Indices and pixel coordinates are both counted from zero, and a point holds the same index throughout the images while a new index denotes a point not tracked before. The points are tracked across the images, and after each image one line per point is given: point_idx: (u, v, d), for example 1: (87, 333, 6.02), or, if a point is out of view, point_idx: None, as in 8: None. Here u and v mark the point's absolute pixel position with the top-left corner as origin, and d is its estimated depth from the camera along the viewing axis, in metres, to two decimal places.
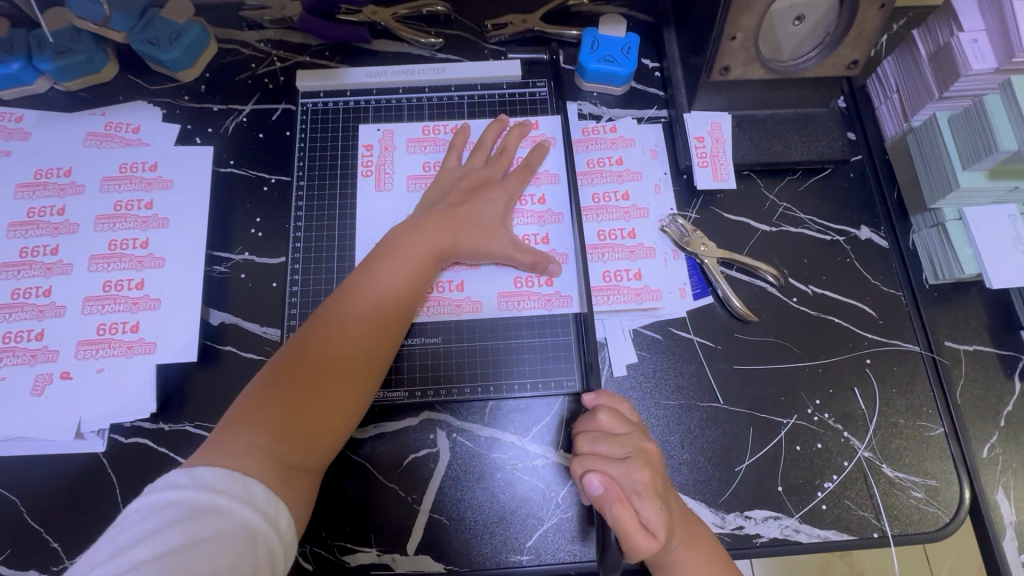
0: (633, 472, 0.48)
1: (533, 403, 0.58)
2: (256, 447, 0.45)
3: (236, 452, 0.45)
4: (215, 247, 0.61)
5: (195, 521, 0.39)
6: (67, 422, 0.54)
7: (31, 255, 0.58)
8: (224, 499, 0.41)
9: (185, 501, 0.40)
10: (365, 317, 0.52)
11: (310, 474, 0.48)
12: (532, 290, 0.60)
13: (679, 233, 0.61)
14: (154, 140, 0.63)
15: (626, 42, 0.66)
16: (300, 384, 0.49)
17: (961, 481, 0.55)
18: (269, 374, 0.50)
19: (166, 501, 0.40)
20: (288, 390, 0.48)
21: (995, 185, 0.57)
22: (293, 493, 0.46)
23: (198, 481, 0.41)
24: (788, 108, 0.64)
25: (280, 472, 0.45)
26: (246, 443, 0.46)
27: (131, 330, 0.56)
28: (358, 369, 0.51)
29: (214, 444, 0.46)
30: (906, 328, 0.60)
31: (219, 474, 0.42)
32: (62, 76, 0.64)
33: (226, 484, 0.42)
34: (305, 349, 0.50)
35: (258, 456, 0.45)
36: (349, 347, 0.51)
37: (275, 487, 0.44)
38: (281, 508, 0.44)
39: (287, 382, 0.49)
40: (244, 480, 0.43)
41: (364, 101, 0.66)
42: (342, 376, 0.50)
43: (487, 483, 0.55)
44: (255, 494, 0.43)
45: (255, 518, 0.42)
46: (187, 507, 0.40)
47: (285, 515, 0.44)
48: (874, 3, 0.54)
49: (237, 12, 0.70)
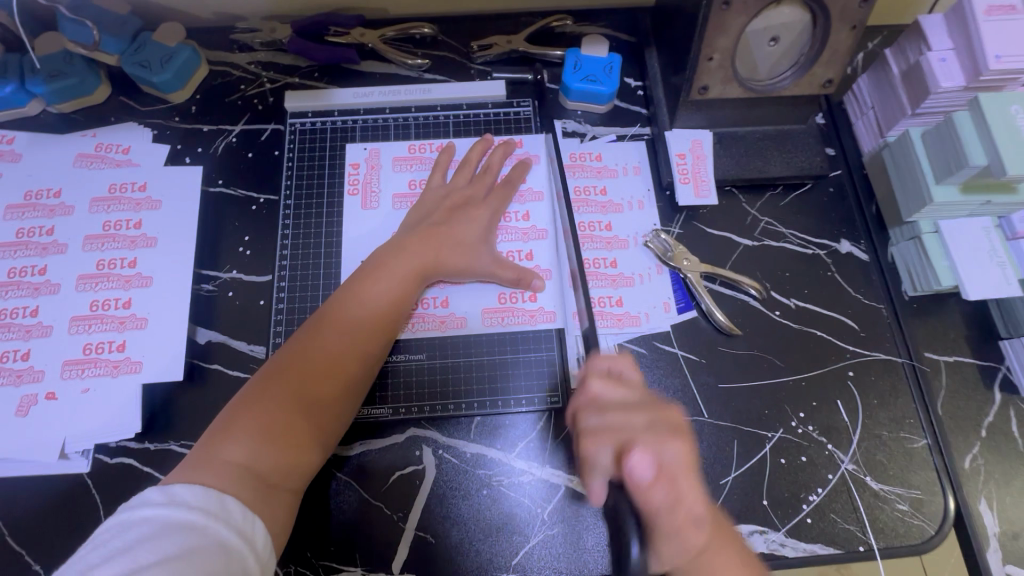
0: (667, 445, 0.41)
1: (518, 418, 0.58)
2: (234, 464, 0.46)
3: (213, 469, 0.45)
4: (203, 266, 0.62)
5: (169, 538, 0.39)
6: (51, 443, 0.53)
7: (20, 276, 0.58)
8: (198, 515, 0.41)
9: (158, 518, 0.40)
10: (348, 335, 0.53)
11: (289, 493, 0.48)
12: (517, 305, 0.61)
13: (662, 248, 0.63)
14: (144, 161, 0.64)
15: (607, 62, 0.67)
16: (282, 400, 0.49)
17: (945, 492, 0.56)
18: (250, 391, 0.50)
19: (141, 518, 0.40)
20: (269, 408, 0.49)
21: (968, 200, 0.58)
22: (270, 511, 0.46)
23: (173, 498, 0.42)
24: (767, 125, 0.66)
25: (258, 491, 0.45)
26: (224, 461, 0.46)
27: (117, 349, 0.57)
28: (340, 385, 0.52)
29: (192, 461, 0.46)
30: (887, 340, 0.61)
31: (194, 491, 0.42)
32: (54, 99, 0.65)
33: (201, 501, 0.42)
34: (286, 366, 0.51)
35: (236, 474, 0.45)
36: (331, 365, 0.51)
37: (253, 505, 0.44)
38: (257, 524, 0.44)
39: (268, 398, 0.49)
40: (219, 497, 0.43)
41: (351, 121, 0.67)
42: (323, 394, 0.51)
43: (473, 499, 0.55)
44: (230, 510, 0.43)
45: (230, 535, 0.41)
46: (161, 524, 0.40)
47: (261, 532, 0.44)
48: (846, 25, 0.55)
49: (228, 36, 0.71)
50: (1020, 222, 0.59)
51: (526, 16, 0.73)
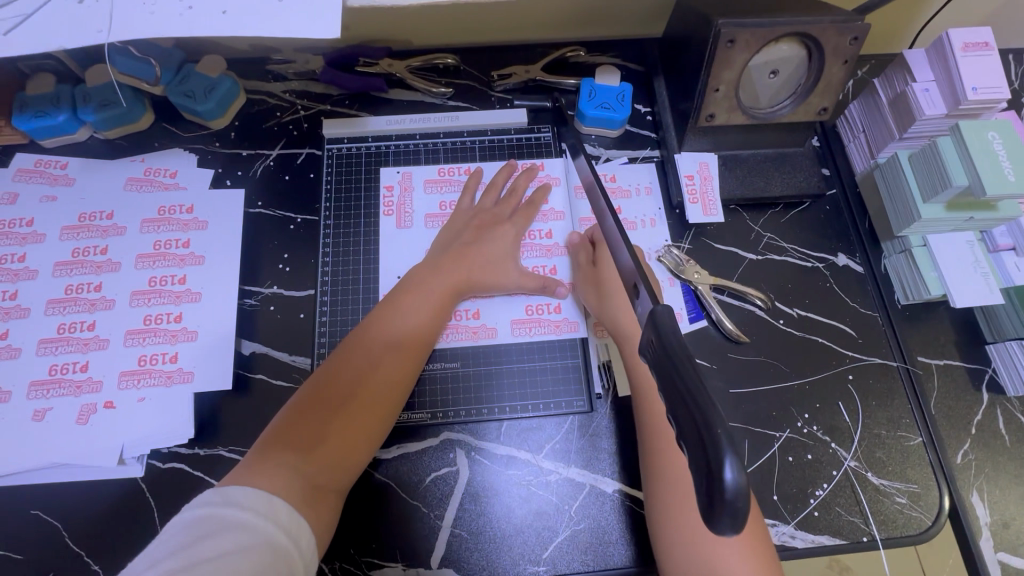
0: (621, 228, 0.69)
1: (544, 422, 0.62)
2: (285, 467, 0.49)
3: (265, 472, 0.48)
4: (246, 282, 0.66)
5: (223, 536, 0.42)
6: (110, 449, 0.57)
7: (76, 292, 0.62)
8: (250, 515, 0.44)
9: (215, 516, 0.43)
10: (390, 346, 0.57)
11: (334, 494, 0.51)
12: (542, 317, 0.65)
13: (674, 262, 0.67)
14: (190, 185, 0.69)
15: (619, 90, 0.73)
16: (325, 408, 0.53)
17: (941, 487, 0.60)
18: (301, 399, 0.54)
19: (198, 518, 0.44)
20: (319, 413, 0.53)
21: (953, 217, 0.63)
22: (316, 511, 0.49)
23: (228, 499, 0.45)
24: (768, 147, 0.71)
25: (307, 491, 0.49)
26: (277, 462, 0.49)
27: (169, 360, 0.60)
28: (381, 393, 0.55)
29: (246, 465, 0.49)
30: (883, 346, 0.66)
31: (247, 493, 0.45)
32: (102, 126, 0.69)
33: (252, 502, 0.45)
34: (334, 375, 0.55)
35: (287, 476, 0.48)
36: (376, 374, 0.56)
37: (301, 506, 0.47)
38: (303, 523, 0.47)
39: (313, 407, 0.53)
40: (269, 499, 0.46)
41: (384, 146, 0.72)
42: (369, 401, 0.55)
43: (504, 497, 0.59)
44: (279, 511, 0.45)
45: (277, 533, 0.44)
46: (217, 522, 0.43)
47: (305, 532, 0.47)
48: (838, 60, 0.61)
49: (264, 66, 0.76)
50: (1000, 235, 0.66)
51: (543, 47, 0.79)
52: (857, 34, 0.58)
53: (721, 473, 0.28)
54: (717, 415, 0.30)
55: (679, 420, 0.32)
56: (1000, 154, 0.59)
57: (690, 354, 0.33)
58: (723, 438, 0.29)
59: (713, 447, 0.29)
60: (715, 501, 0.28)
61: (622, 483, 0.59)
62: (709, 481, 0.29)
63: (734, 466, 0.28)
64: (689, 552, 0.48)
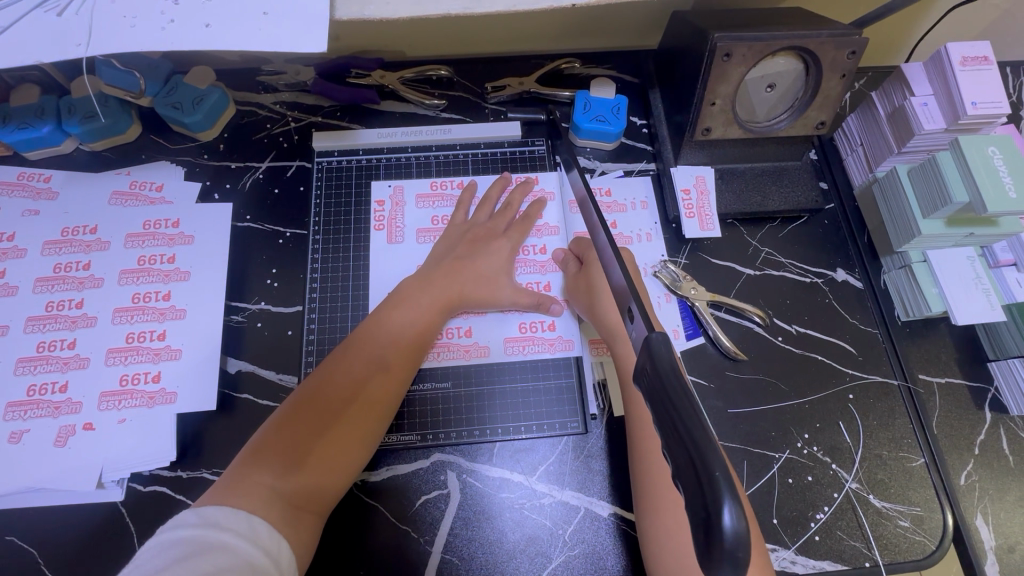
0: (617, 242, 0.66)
1: (537, 443, 0.60)
2: (265, 487, 0.47)
3: (243, 491, 0.46)
4: (233, 297, 0.64)
5: (202, 557, 0.41)
6: (89, 473, 0.55)
7: (58, 310, 0.61)
8: (228, 536, 0.43)
9: (192, 538, 0.42)
10: (377, 361, 0.56)
11: (313, 513, 0.50)
12: (536, 335, 0.64)
13: (671, 278, 0.66)
14: (177, 199, 0.67)
15: (614, 103, 0.72)
16: (308, 424, 0.51)
17: (943, 509, 0.59)
18: (284, 413, 0.53)
19: (176, 539, 0.42)
20: (300, 428, 0.51)
21: (953, 232, 0.62)
22: (297, 531, 0.47)
23: (205, 519, 0.43)
24: (765, 161, 0.70)
25: (286, 512, 0.47)
26: (255, 480, 0.47)
27: (152, 380, 0.59)
28: (367, 410, 0.54)
29: (224, 483, 0.47)
30: (884, 363, 0.64)
31: (226, 513, 0.44)
32: (88, 138, 0.67)
33: (231, 522, 0.44)
34: (318, 390, 0.54)
35: (266, 497, 0.46)
36: (360, 390, 0.54)
37: (280, 527, 0.46)
38: (283, 545, 0.45)
39: (296, 423, 0.51)
40: (249, 519, 0.44)
41: (376, 159, 0.71)
42: (353, 418, 0.53)
43: (497, 522, 0.57)
44: (258, 531, 0.44)
45: (257, 553, 0.43)
46: (195, 544, 0.42)
47: (286, 552, 0.45)
48: (835, 73, 0.60)
49: (254, 77, 0.75)
50: (1001, 251, 0.65)
51: (538, 58, 0.78)
52: (855, 48, 0.58)
53: (719, 518, 0.27)
54: (715, 454, 0.28)
55: (673, 454, 0.31)
56: (1000, 169, 0.58)
57: (685, 383, 0.32)
58: (721, 480, 0.28)
59: (711, 489, 0.27)
60: (711, 548, 0.27)
61: (617, 507, 0.57)
62: (705, 526, 0.28)
63: (733, 510, 0.27)
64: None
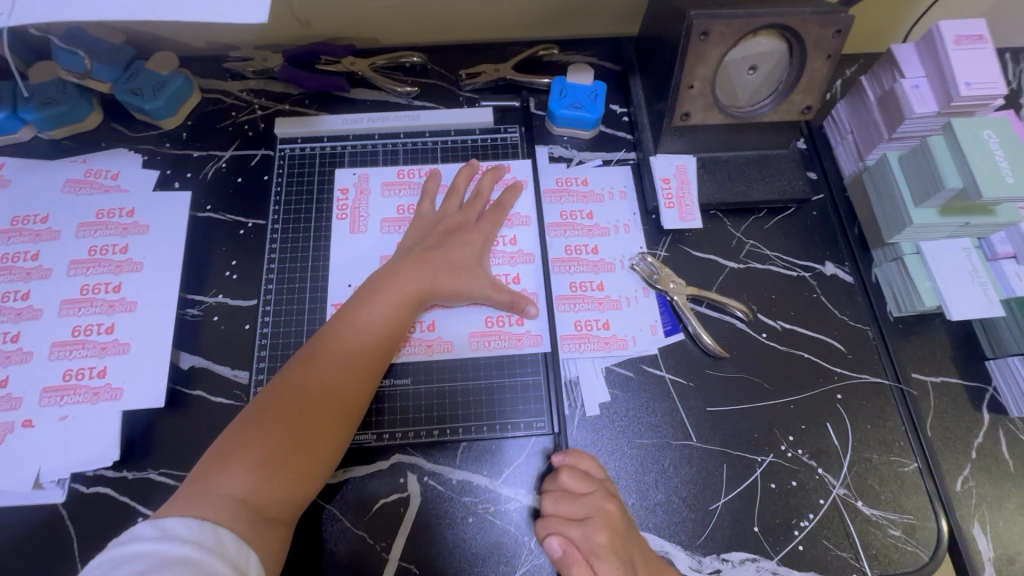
0: (592, 534, 0.49)
1: (505, 444, 0.57)
2: (227, 499, 0.45)
3: (206, 504, 0.44)
4: (189, 290, 0.61)
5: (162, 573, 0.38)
6: (26, 473, 0.52)
7: (2, 301, 0.58)
8: (195, 551, 0.40)
9: (154, 553, 0.40)
10: (345, 365, 0.52)
11: (280, 524, 0.47)
12: (503, 329, 0.61)
13: (648, 271, 0.63)
14: (133, 187, 0.64)
15: (592, 89, 0.69)
16: (273, 433, 0.48)
17: (937, 517, 0.55)
18: (246, 421, 0.49)
19: (131, 554, 0.40)
20: (263, 439, 0.48)
21: (947, 223, 0.58)
22: (265, 542, 0.45)
23: (168, 533, 0.41)
24: (750, 150, 0.67)
25: (252, 523, 0.45)
26: (218, 492, 0.45)
27: (97, 375, 0.56)
28: (336, 413, 0.51)
29: (185, 493, 0.45)
30: (874, 362, 0.61)
31: (190, 524, 0.42)
32: (46, 126, 0.65)
33: (196, 534, 0.41)
34: (283, 395, 0.50)
35: (233, 507, 0.44)
36: (328, 395, 0.51)
37: (250, 540, 0.44)
38: (252, 558, 0.43)
39: (260, 432, 0.48)
40: (215, 530, 0.42)
41: (341, 146, 0.68)
42: (320, 425, 0.50)
43: (458, 530, 0.54)
44: (226, 544, 0.42)
45: (224, 568, 0.41)
46: (157, 559, 0.39)
47: (256, 566, 0.43)
48: (820, 54, 0.57)
49: (221, 64, 0.72)
50: (999, 243, 0.61)
51: (515, 45, 0.75)
52: (840, 27, 0.55)
53: None
54: None
55: None
56: (996, 154, 0.54)
57: None
58: None
59: None
60: None
61: None
62: None
63: None
64: None
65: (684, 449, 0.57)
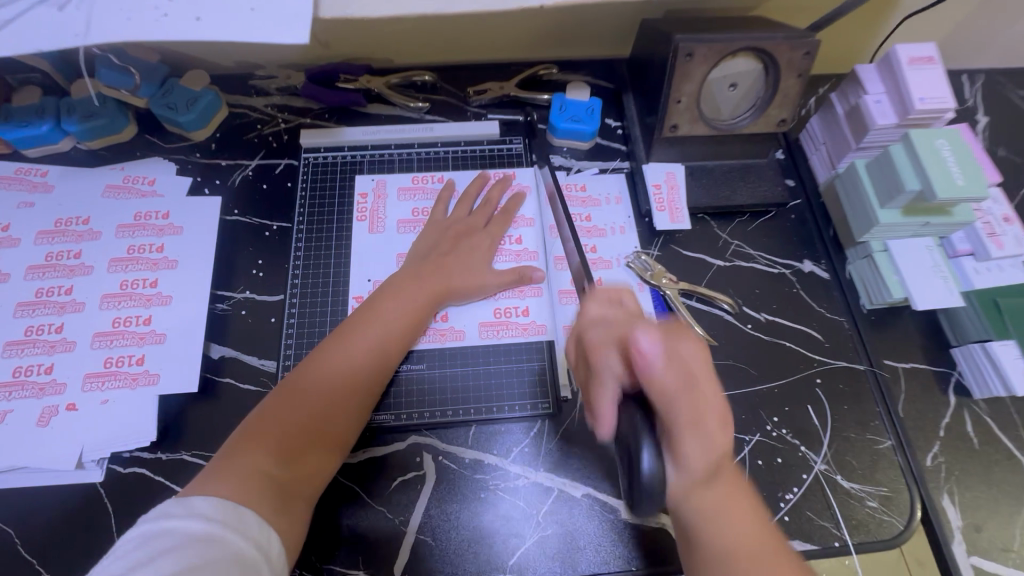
0: (680, 348, 0.43)
1: (513, 425, 0.62)
2: (254, 477, 0.47)
3: (232, 481, 0.46)
4: (219, 286, 0.66)
5: (187, 549, 0.39)
6: (70, 452, 0.56)
7: (47, 295, 0.62)
8: (217, 529, 0.41)
9: (178, 529, 0.41)
10: (366, 356, 0.57)
11: (300, 505, 0.50)
12: (510, 320, 0.66)
13: (643, 267, 0.68)
14: (168, 192, 0.70)
15: (589, 105, 0.75)
16: (298, 416, 0.52)
17: (910, 490, 0.60)
18: (270, 407, 0.53)
19: (156, 530, 0.41)
20: (289, 422, 0.52)
21: (910, 222, 0.64)
22: (287, 521, 0.47)
23: (192, 511, 0.42)
24: (733, 159, 0.74)
25: (277, 500, 0.47)
26: (244, 470, 0.47)
27: (136, 362, 0.60)
28: (351, 400, 0.55)
29: (210, 473, 0.47)
30: (850, 349, 0.66)
31: (213, 502, 0.43)
32: (86, 136, 0.70)
33: (218, 512, 0.42)
34: (308, 383, 0.54)
35: (258, 485, 0.47)
36: (350, 383, 0.56)
37: (270, 518, 0.45)
38: (273, 540, 0.44)
39: (286, 415, 0.52)
40: (237, 510, 0.44)
41: (359, 156, 0.74)
42: (342, 411, 0.55)
43: (470, 504, 0.58)
44: (247, 522, 0.43)
45: (246, 545, 0.42)
46: (181, 536, 0.40)
47: (276, 545, 0.44)
48: (792, 73, 0.64)
49: (247, 82, 0.79)
50: (959, 241, 0.67)
51: (518, 66, 0.82)
52: (808, 49, 0.62)
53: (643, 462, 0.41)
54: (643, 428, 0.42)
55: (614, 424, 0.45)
56: (949, 161, 0.61)
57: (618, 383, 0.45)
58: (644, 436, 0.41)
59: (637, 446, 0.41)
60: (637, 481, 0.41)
61: (591, 488, 0.59)
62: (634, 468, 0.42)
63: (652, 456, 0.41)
64: None
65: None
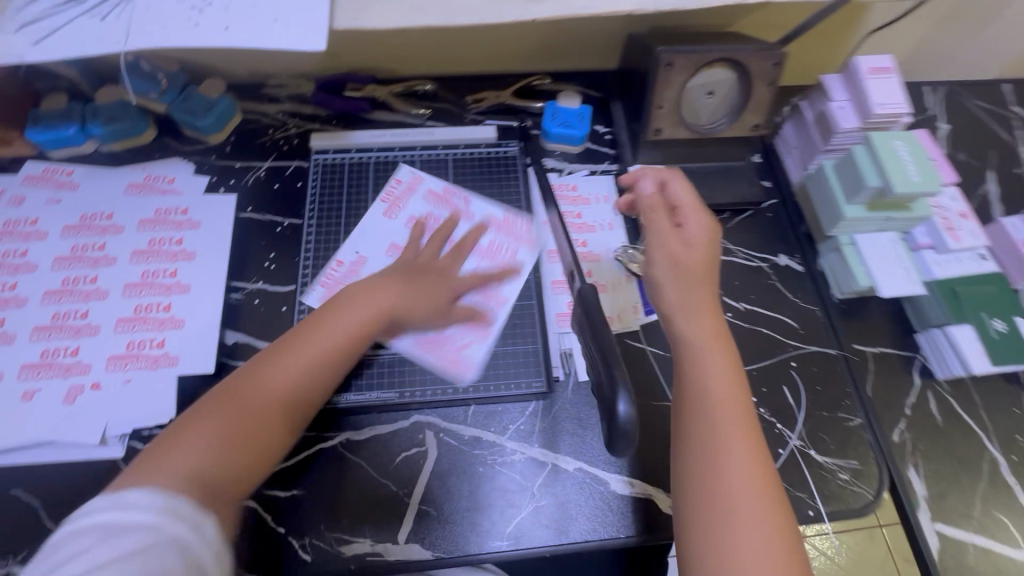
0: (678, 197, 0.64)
1: (509, 405, 0.66)
2: (180, 470, 0.45)
3: (156, 474, 0.45)
4: (233, 277, 0.71)
5: (122, 537, 0.39)
6: (95, 428, 0.60)
7: (73, 284, 0.67)
8: (149, 515, 0.41)
9: (109, 521, 0.40)
10: (316, 351, 0.55)
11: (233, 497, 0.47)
12: (446, 337, 0.67)
13: (629, 260, 0.74)
14: (186, 190, 0.75)
15: (579, 112, 0.80)
16: (238, 409, 0.50)
17: (878, 462, 0.64)
18: (212, 400, 0.51)
19: (88, 526, 0.40)
20: (226, 415, 0.50)
21: (874, 216, 0.70)
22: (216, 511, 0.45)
23: (120, 504, 0.41)
24: (712, 162, 0.80)
25: (203, 492, 0.45)
26: (171, 463, 0.46)
27: (157, 345, 0.64)
28: (297, 392, 0.53)
29: (136, 468, 0.46)
30: (823, 335, 0.71)
31: (140, 494, 0.42)
32: (108, 138, 0.75)
33: (148, 500, 0.42)
34: (252, 377, 0.52)
35: (183, 479, 0.45)
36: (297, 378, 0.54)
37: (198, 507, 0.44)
38: (206, 525, 0.42)
39: (224, 409, 0.50)
40: (168, 496, 0.42)
41: (365, 157, 0.80)
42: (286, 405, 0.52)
43: (470, 477, 0.62)
44: (179, 506, 0.42)
45: (181, 528, 0.41)
46: (114, 526, 0.40)
47: (213, 529, 0.43)
48: (763, 82, 0.70)
49: (260, 90, 0.84)
50: (920, 235, 0.73)
51: (513, 76, 0.88)
52: (777, 60, 0.68)
53: (619, 409, 0.54)
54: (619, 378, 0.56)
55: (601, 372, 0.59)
56: (905, 160, 0.67)
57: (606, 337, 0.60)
58: (619, 389, 0.55)
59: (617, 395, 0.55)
60: (615, 427, 0.55)
61: (582, 462, 0.63)
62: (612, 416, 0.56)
63: (626, 405, 0.54)
64: (708, 485, 0.49)
65: (663, 409, 0.66)
